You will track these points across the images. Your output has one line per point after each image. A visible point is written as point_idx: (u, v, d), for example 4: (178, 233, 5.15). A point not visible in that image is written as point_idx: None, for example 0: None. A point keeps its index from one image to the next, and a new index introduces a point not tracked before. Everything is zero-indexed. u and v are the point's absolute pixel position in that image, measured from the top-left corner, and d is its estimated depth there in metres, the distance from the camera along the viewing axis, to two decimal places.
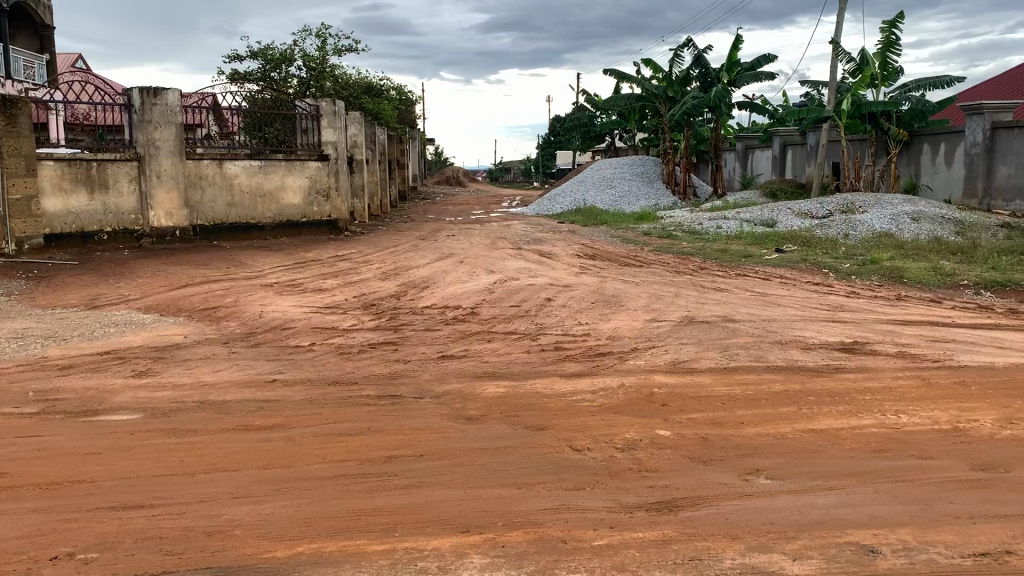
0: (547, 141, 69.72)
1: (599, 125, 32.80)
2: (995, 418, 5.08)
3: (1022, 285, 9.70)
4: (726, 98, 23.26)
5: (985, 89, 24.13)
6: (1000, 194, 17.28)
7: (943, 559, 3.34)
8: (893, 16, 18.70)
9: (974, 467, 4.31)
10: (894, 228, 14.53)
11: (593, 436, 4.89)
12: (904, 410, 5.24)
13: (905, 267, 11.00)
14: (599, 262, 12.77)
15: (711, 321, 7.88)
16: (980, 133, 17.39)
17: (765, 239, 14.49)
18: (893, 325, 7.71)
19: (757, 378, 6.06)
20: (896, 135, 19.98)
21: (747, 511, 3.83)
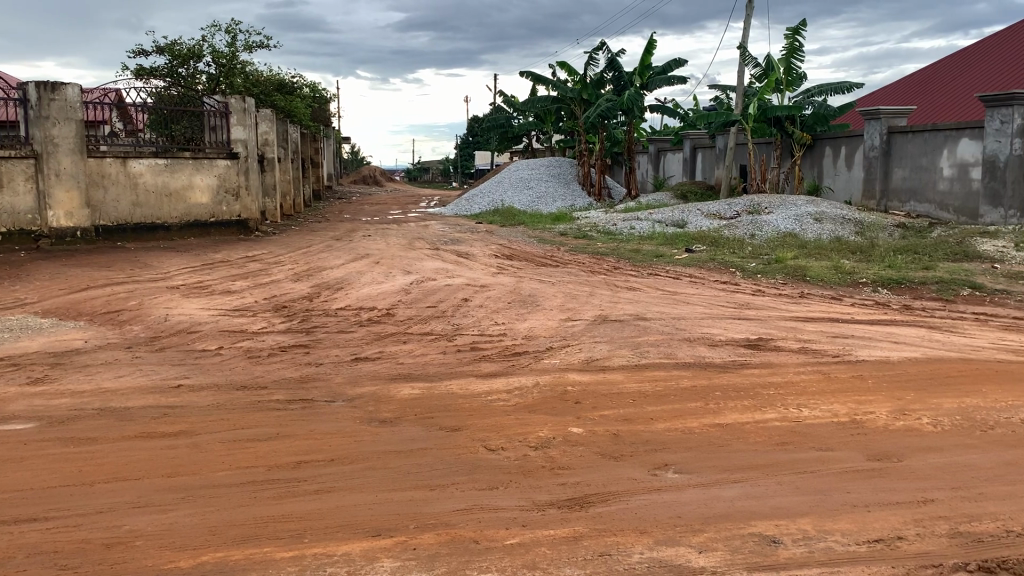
0: (465, 141, 69.72)
1: (515, 126, 32.90)
2: (890, 410, 5.32)
3: (916, 282, 10.18)
4: (639, 101, 23.65)
5: (882, 96, 25.21)
6: (896, 196, 18.08)
7: (840, 547, 3.47)
8: (797, 23, 19.32)
9: (870, 457, 4.50)
10: (797, 228, 15.07)
11: (507, 436, 4.90)
12: (805, 404, 5.43)
13: (808, 266, 11.38)
14: (515, 262, 12.84)
15: (623, 319, 8.01)
16: (877, 137, 18.19)
17: (675, 240, 14.84)
18: (796, 322, 7.98)
19: (667, 375, 6.19)
20: (800, 138, 20.70)
21: (655, 505, 3.90)
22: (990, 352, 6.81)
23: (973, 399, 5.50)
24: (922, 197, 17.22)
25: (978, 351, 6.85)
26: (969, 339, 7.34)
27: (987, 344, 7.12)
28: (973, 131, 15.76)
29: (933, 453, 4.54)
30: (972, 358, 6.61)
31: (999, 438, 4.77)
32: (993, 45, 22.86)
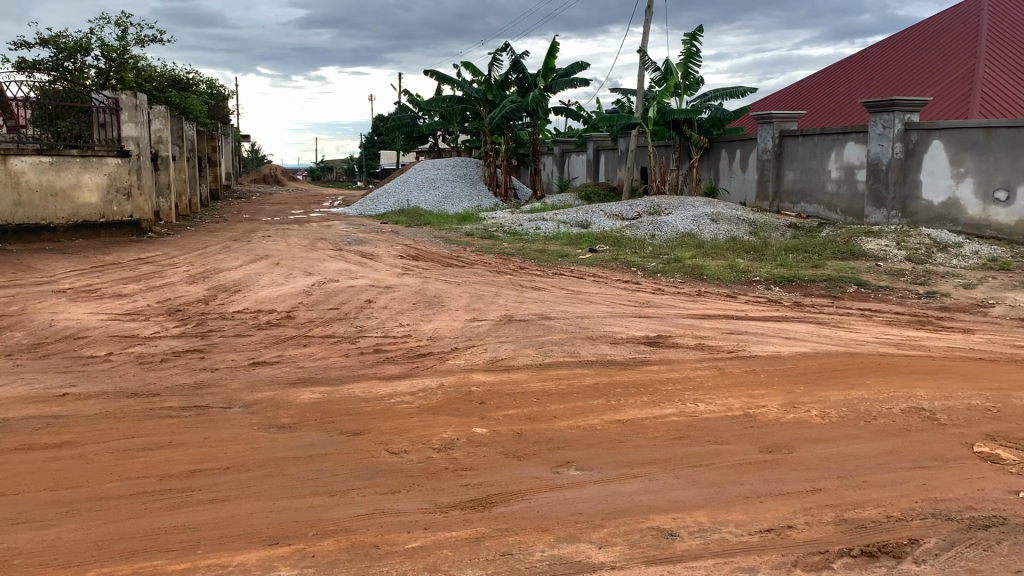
0: (369, 141, 68.94)
1: (420, 126, 32.70)
2: (781, 402, 5.52)
3: (806, 280, 10.60)
4: (543, 102, 23.86)
5: (775, 101, 26.16)
6: (787, 197, 18.80)
7: (734, 537, 3.57)
8: (693, 28, 19.84)
9: (762, 449, 4.65)
10: (695, 228, 15.48)
11: (409, 439, 4.85)
12: (702, 399, 5.59)
13: (705, 265, 11.70)
14: (421, 262, 12.77)
15: (528, 319, 8.06)
16: (770, 140, 18.90)
17: (579, 239, 15.03)
18: (694, 319, 8.20)
19: (570, 373, 6.26)
20: (697, 142, 21.25)
21: (556, 502, 3.93)
22: (873, 346, 7.15)
23: (858, 390, 5.76)
24: (812, 198, 17.95)
25: (862, 345, 7.18)
26: (854, 333, 7.69)
27: (870, 338, 7.49)
28: (858, 135, 16.51)
29: (821, 444, 4.73)
30: (856, 352, 6.93)
31: (881, 427, 5.01)
32: (875, 53, 24.01)
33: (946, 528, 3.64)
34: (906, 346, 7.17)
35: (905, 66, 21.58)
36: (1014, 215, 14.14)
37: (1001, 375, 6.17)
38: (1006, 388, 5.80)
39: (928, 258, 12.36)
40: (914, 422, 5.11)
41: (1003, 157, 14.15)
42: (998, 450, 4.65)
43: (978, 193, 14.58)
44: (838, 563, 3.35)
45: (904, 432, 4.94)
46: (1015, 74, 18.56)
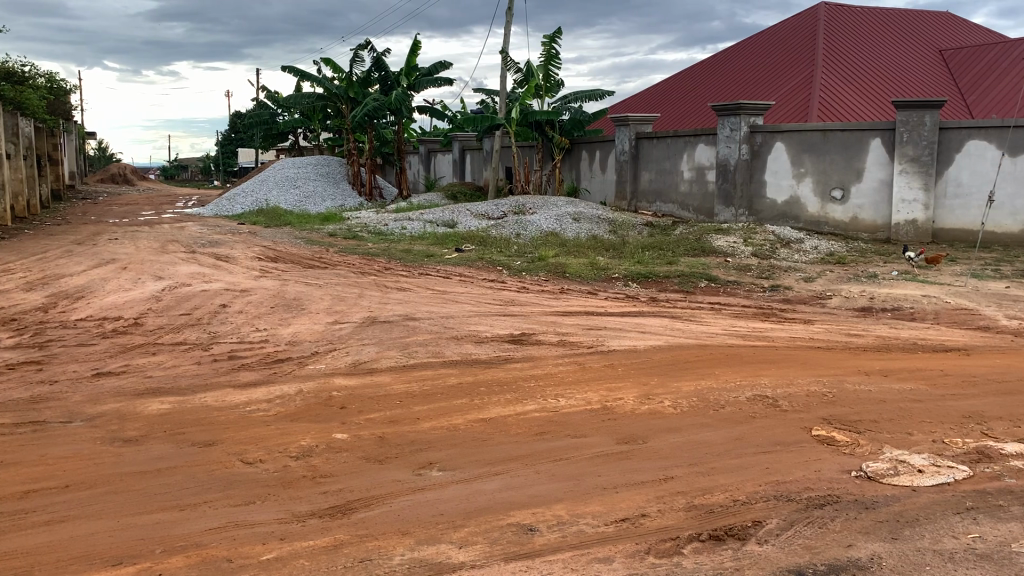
0: (227, 138, 66.39)
1: (280, 124, 31.79)
2: (637, 394, 5.71)
3: (662, 276, 11.01)
4: (406, 100, 23.67)
5: (631, 103, 26.97)
6: (644, 197, 19.45)
7: (589, 529, 3.66)
8: (552, 31, 20.17)
9: (619, 441, 4.79)
10: (558, 228, 15.76)
11: (266, 447, 4.71)
12: (562, 394, 5.70)
13: (568, 263, 11.93)
14: (280, 264, 12.42)
15: (392, 320, 7.98)
16: (627, 142, 19.48)
17: (444, 239, 15.01)
18: (556, 316, 8.34)
19: (433, 374, 6.24)
20: (559, 142, 21.61)
21: (417, 505, 3.91)
22: (722, 338, 7.50)
23: (707, 381, 6.04)
24: (667, 197, 18.63)
25: (713, 337, 7.52)
26: (705, 326, 8.05)
27: (719, 330, 7.85)
28: (708, 137, 17.25)
29: (673, 434, 4.92)
30: (707, 344, 7.25)
31: (728, 415, 5.27)
32: (723, 59, 25.15)
33: (786, 509, 3.86)
34: (752, 337, 7.56)
35: (751, 72, 22.72)
36: (849, 212, 15.32)
37: (836, 362, 6.61)
38: (841, 374, 6.22)
39: (773, 253, 13.10)
40: (759, 409, 5.40)
41: (838, 158, 15.27)
42: (834, 433, 4.97)
43: (816, 191, 15.63)
44: (687, 548, 3.48)
45: (750, 419, 5.20)
46: (848, 81, 19.90)
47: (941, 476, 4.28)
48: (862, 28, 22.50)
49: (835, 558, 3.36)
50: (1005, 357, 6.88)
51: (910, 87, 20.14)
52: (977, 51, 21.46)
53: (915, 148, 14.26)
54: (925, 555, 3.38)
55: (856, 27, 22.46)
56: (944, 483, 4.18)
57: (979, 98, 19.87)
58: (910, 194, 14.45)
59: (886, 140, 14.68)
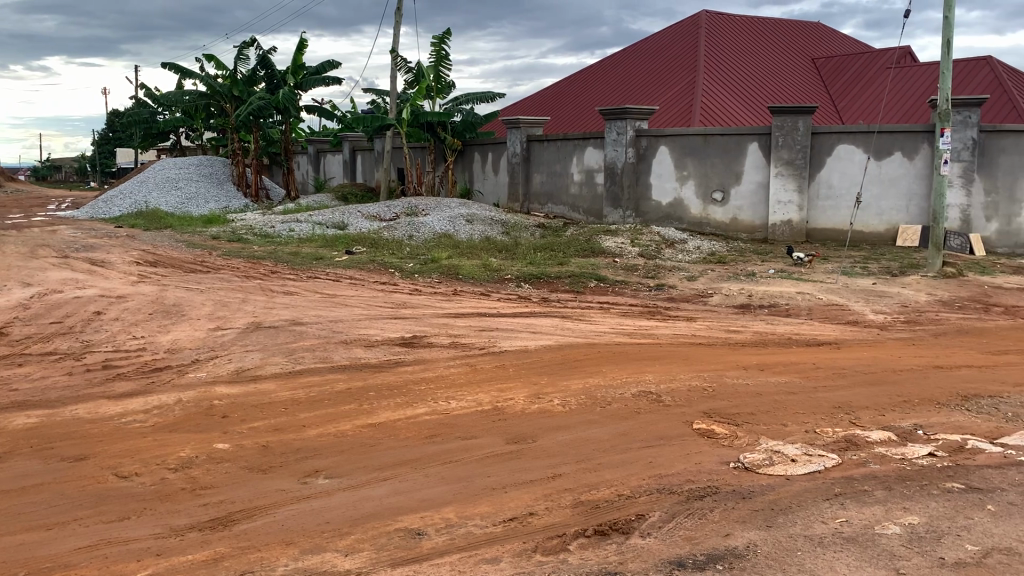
0: (104, 137, 63.39)
1: (160, 123, 30.54)
2: (528, 394, 5.76)
3: (553, 276, 11.15)
4: (294, 100, 23.13)
5: (521, 106, 27.20)
6: (536, 199, 19.62)
7: (478, 530, 3.67)
8: (442, 32, 20.10)
9: (509, 440, 4.82)
10: (451, 229, 15.72)
11: (142, 460, 4.52)
12: (452, 396, 5.69)
13: (460, 264, 11.92)
14: (160, 269, 11.94)
15: (278, 325, 7.79)
16: (518, 144, 19.60)
17: (334, 242, 14.73)
18: (447, 318, 8.33)
19: (320, 380, 6.12)
20: (451, 143, 21.56)
21: (302, 514, 3.83)
22: (611, 336, 7.66)
23: (595, 378, 6.16)
24: (557, 199, 18.89)
25: (601, 336, 7.67)
26: (593, 325, 8.21)
27: (607, 329, 8.02)
28: (596, 140, 17.58)
29: (561, 432, 4.98)
30: (595, 342, 7.39)
31: (615, 411, 5.39)
32: (609, 63, 25.67)
33: (668, 502, 3.98)
34: (638, 335, 7.75)
35: (636, 77, 23.29)
36: (729, 213, 15.93)
37: (717, 357, 6.85)
38: (721, 369, 6.45)
39: (659, 253, 13.47)
40: (643, 404, 5.54)
41: (719, 161, 15.85)
42: (714, 426, 5.14)
43: (699, 193, 16.16)
44: (574, 544, 3.54)
45: (635, 415, 5.34)
46: (728, 87, 20.64)
47: (812, 464, 4.50)
48: (741, 36, 23.40)
49: (714, 548, 3.48)
50: (871, 349, 7.29)
51: (785, 93, 21.07)
52: (845, 59, 22.65)
53: (790, 151, 15.00)
54: (797, 541, 3.54)
55: (735, 35, 23.34)
56: (815, 471, 4.40)
57: (848, 105, 20.99)
58: (785, 196, 15.19)
59: (762, 144, 15.38)
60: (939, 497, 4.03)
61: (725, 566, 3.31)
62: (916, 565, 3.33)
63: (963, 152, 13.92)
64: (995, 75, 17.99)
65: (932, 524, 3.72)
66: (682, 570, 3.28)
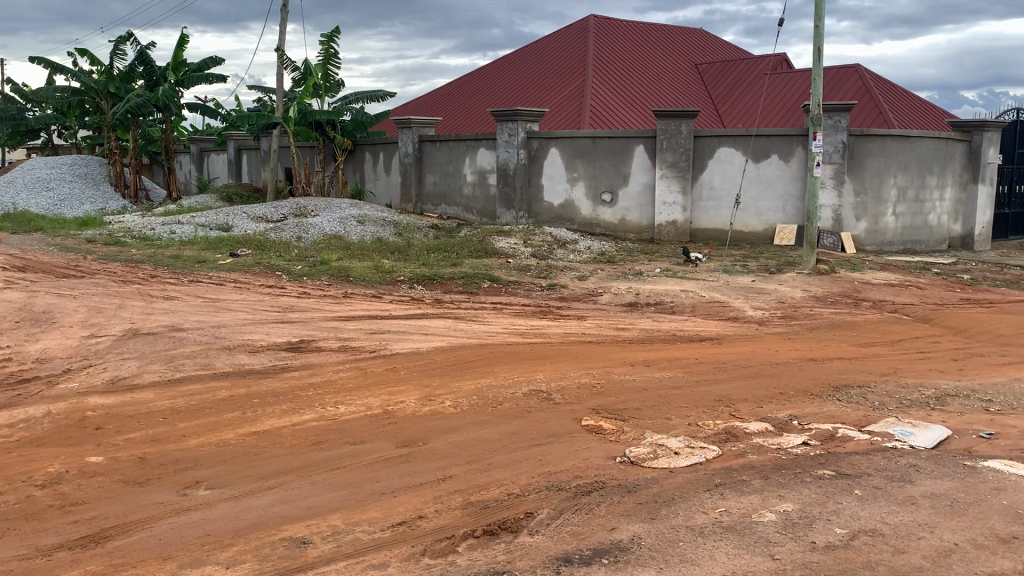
0: None
1: (28, 119, 28.85)
2: (418, 396, 5.73)
3: (445, 278, 11.12)
4: (175, 97, 22.27)
5: (412, 106, 27.05)
6: (428, 200, 19.52)
7: (365, 535, 3.62)
8: (330, 30, 19.75)
9: (398, 444, 4.78)
10: (341, 230, 15.47)
11: (6, 478, 4.26)
12: (341, 401, 5.60)
13: (351, 266, 11.74)
14: (29, 274, 11.27)
15: (157, 332, 7.48)
16: (409, 145, 19.43)
17: (219, 244, 14.25)
18: (336, 322, 8.18)
19: (202, 388, 5.90)
20: (340, 143, 21.21)
21: (181, 527, 3.69)
22: (503, 336, 7.70)
23: (487, 378, 6.17)
24: (450, 200, 18.86)
25: (493, 336, 7.71)
26: (486, 325, 8.24)
27: (500, 329, 8.06)
28: (488, 142, 17.63)
29: (452, 433, 4.97)
30: (487, 342, 7.42)
31: (506, 411, 5.42)
32: (500, 65, 25.82)
33: (557, 498, 4.03)
34: (530, 335, 7.82)
35: (526, 79, 23.50)
36: (617, 214, 16.29)
37: (605, 355, 6.99)
38: (610, 366, 6.58)
39: (551, 254, 13.63)
40: (534, 403, 5.60)
41: (608, 163, 16.18)
42: (602, 422, 5.24)
43: (588, 194, 16.45)
44: (462, 546, 3.53)
45: (525, 413, 5.39)
46: (616, 90, 21.08)
47: (694, 456, 4.64)
48: (627, 41, 23.93)
49: (599, 542, 3.54)
50: (751, 344, 7.59)
51: (670, 97, 21.68)
52: (726, 65, 23.49)
53: (674, 154, 15.49)
54: (679, 532, 3.65)
55: (621, 40, 23.86)
56: (696, 463, 4.54)
57: (729, 109, 21.78)
58: (670, 197, 15.67)
59: (647, 147, 15.81)
60: (811, 483, 4.23)
61: (611, 560, 3.38)
62: (790, 550, 3.48)
63: (834, 154, 14.64)
64: (863, 83, 19.00)
65: (805, 510, 3.90)
66: (569, 565, 3.33)
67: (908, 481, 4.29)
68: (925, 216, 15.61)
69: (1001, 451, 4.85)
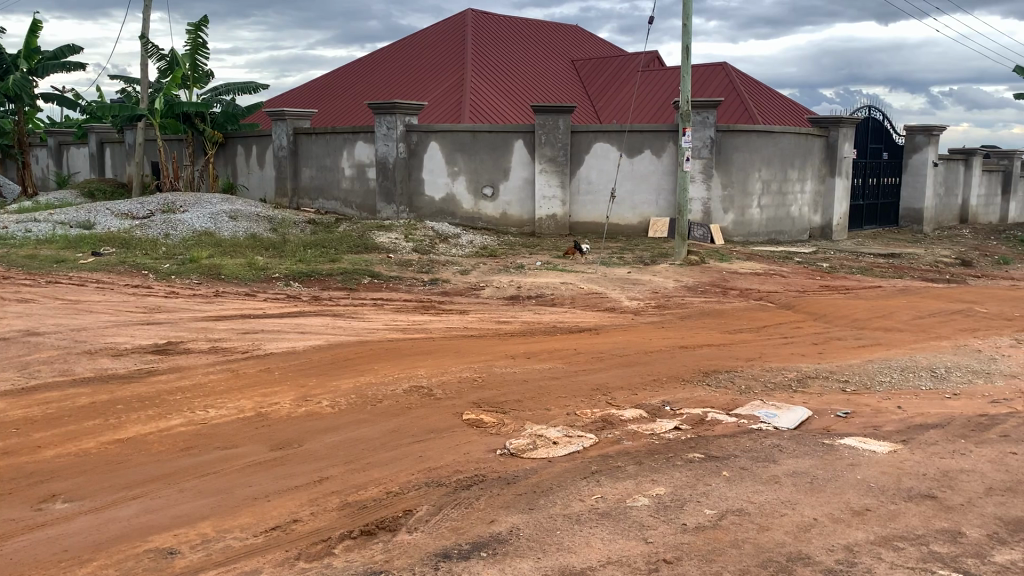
0: None
1: None
2: (294, 397, 5.58)
3: (323, 274, 10.87)
4: (28, 87, 20.87)
5: (286, 98, 26.34)
6: (305, 194, 19.07)
7: (236, 542, 3.50)
8: (198, 19, 18.98)
9: (272, 447, 4.65)
10: (212, 227, 14.88)
11: None
12: (211, 404, 5.39)
13: (223, 264, 11.32)
14: None
15: (9, 337, 7.00)
16: (284, 138, 18.89)
17: (78, 243, 13.45)
18: (207, 322, 7.88)
19: (59, 395, 5.55)
20: (211, 136, 20.43)
21: (36, 544, 3.47)
22: (382, 333, 7.62)
23: (366, 376, 6.08)
24: (327, 194, 18.48)
25: (372, 333, 7.60)
26: (365, 322, 8.11)
27: (379, 325, 7.96)
28: (366, 135, 17.35)
29: (329, 434, 4.87)
30: (366, 339, 7.31)
31: (385, 408, 5.35)
32: (378, 57, 25.47)
33: (436, 494, 4.01)
34: (410, 331, 7.76)
35: (404, 72, 23.28)
36: (498, 208, 16.36)
37: (486, 348, 7.00)
38: (490, 360, 6.60)
39: (432, 248, 13.57)
40: (414, 399, 5.55)
41: (488, 158, 16.20)
42: (483, 415, 5.26)
43: (469, 188, 16.39)
44: (339, 548, 3.47)
45: (405, 410, 5.34)
46: (494, 85, 21.16)
47: (572, 445, 4.72)
48: (505, 36, 24.05)
49: (478, 536, 3.55)
50: (627, 334, 7.78)
51: (547, 92, 21.96)
52: (601, 62, 23.98)
53: (552, 149, 15.72)
54: (556, 521, 3.70)
55: (499, 34, 23.97)
56: (575, 452, 4.62)
57: (605, 105, 22.26)
58: (550, 191, 15.89)
59: (526, 141, 15.97)
60: (682, 467, 4.37)
61: (489, 552, 3.39)
62: (662, 533, 3.59)
63: (703, 150, 15.20)
64: (730, 80, 19.78)
65: (676, 493, 4.03)
66: (447, 561, 3.31)
67: (772, 461, 4.50)
68: (788, 208, 16.42)
69: (856, 429, 5.15)
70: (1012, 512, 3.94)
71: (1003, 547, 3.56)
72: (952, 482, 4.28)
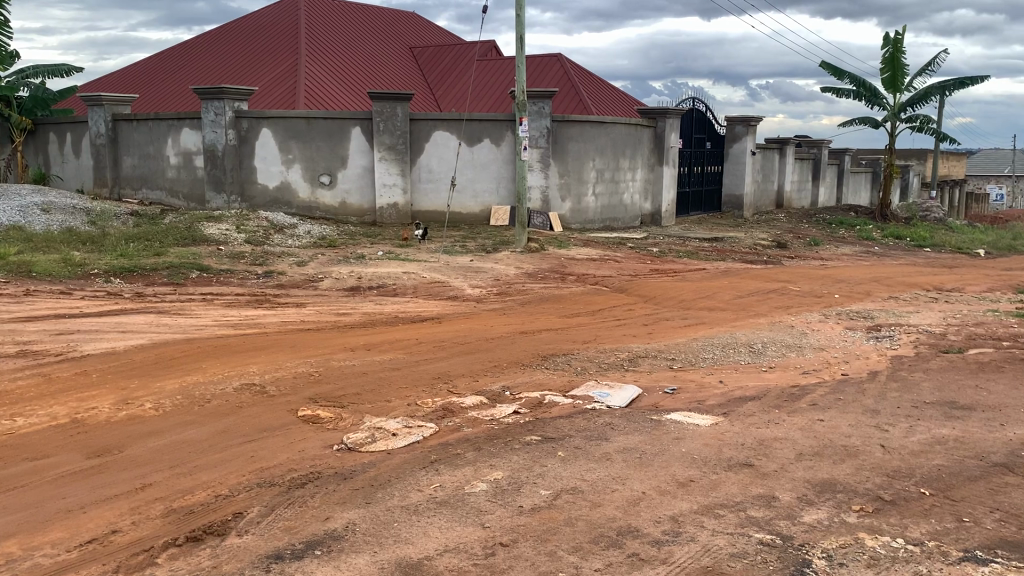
0: None
1: None
2: (113, 401, 5.24)
3: (147, 269, 10.25)
4: None
5: (104, 82, 24.62)
6: (127, 184, 17.93)
7: (47, 560, 3.26)
8: None
9: (89, 455, 4.35)
10: (22, 220, 13.74)
11: None
12: (19, 413, 4.98)
13: (34, 260, 10.47)
14: None
15: None
16: (102, 124, 17.68)
17: None
18: (15, 324, 7.27)
19: None
20: (18, 123, 18.83)
21: None
22: (211, 329, 7.28)
23: (193, 375, 5.80)
24: (152, 183, 17.46)
25: (201, 330, 7.25)
26: (193, 319, 7.74)
27: (209, 322, 7.62)
28: (193, 121, 16.51)
29: (153, 438, 4.61)
30: (194, 337, 6.99)
31: (214, 409, 5.12)
32: (204, 40, 24.26)
33: (268, 494, 3.89)
34: (242, 326, 7.46)
35: (233, 56, 22.31)
36: (337, 196, 16.02)
37: (323, 342, 6.84)
38: (327, 353, 6.46)
39: (266, 240, 13.11)
40: (246, 398, 5.34)
41: (324, 145, 15.80)
42: (319, 411, 5.13)
43: (305, 177, 15.92)
44: (162, 557, 3.29)
45: (236, 409, 5.13)
46: (330, 71, 20.66)
47: (412, 435, 4.69)
48: (339, 20, 23.52)
49: (312, 534, 3.47)
50: (467, 321, 7.84)
51: (384, 80, 21.66)
52: (438, 50, 23.90)
53: (391, 137, 15.56)
54: (393, 513, 3.67)
55: (333, 19, 23.41)
56: (413, 442, 4.59)
57: (443, 93, 22.22)
58: (389, 179, 15.72)
59: (364, 128, 15.71)
60: (519, 450, 4.45)
61: (324, 550, 3.32)
62: (499, 517, 3.64)
63: (539, 139, 15.41)
64: (565, 71, 20.23)
65: (513, 476, 4.09)
66: (279, 562, 3.22)
67: (604, 439, 4.65)
68: (620, 195, 17.02)
69: (681, 404, 5.42)
70: (819, 474, 4.26)
71: (811, 507, 3.85)
72: (767, 450, 4.58)
